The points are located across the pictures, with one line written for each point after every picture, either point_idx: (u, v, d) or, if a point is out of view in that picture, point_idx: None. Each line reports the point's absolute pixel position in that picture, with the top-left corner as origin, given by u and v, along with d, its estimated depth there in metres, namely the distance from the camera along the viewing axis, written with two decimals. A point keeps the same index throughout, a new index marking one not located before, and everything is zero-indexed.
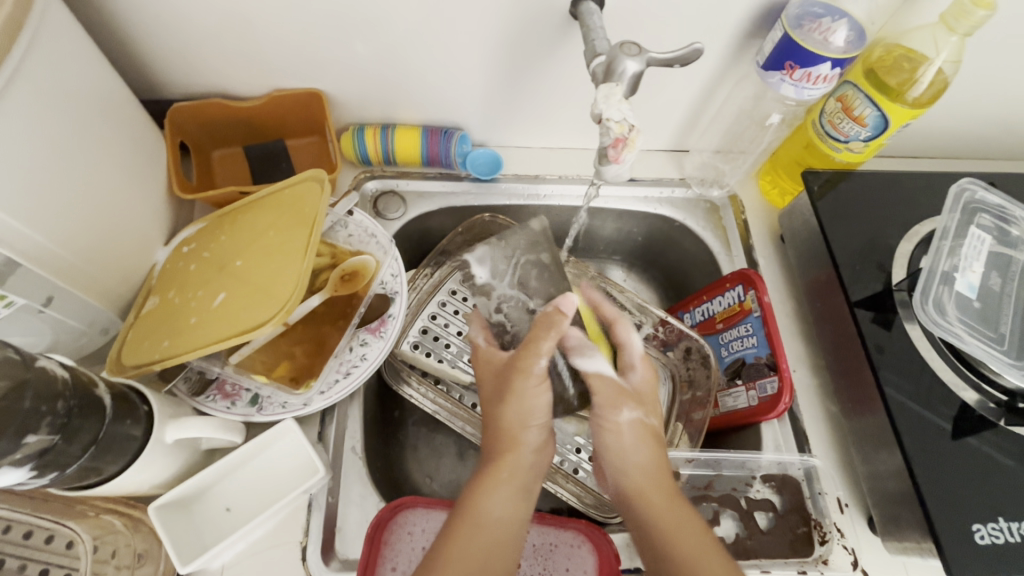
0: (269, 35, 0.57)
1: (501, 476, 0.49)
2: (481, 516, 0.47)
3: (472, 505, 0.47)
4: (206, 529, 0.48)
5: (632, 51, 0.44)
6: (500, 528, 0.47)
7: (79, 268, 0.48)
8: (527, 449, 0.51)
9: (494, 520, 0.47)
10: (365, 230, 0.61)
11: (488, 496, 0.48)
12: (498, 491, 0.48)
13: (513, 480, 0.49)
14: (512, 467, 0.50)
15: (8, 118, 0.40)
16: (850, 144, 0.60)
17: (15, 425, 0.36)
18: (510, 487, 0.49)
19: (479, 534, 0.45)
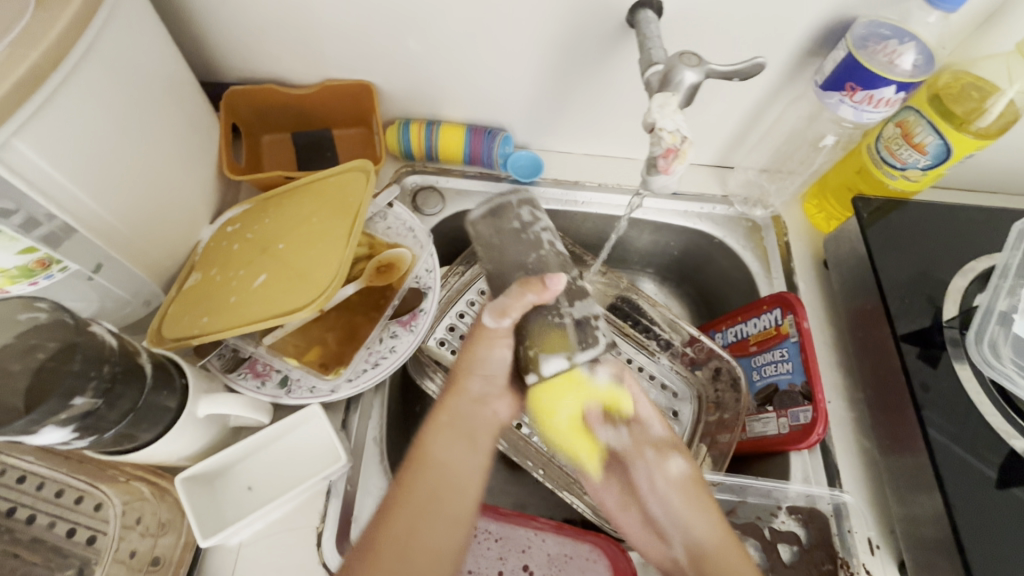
0: (326, 26, 0.58)
1: (440, 422, 0.47)
2: (428, 463, 0.44)
3: (421, 450, 0.45)
4: (227, 506, 0.49)
5: (692, 62, 0.43)
6: (450, 473, 0.44)
7: (128, 239, 0.49)
8: (471, 393, 0.49)
9: (442, 469, 0.44)
10: (402, 223, 0.61)
11: (439, 446, 0.46)
12: (443, 436, 0.46)
13: (458, 430, 0.47)
14: (459, 423, 0.48)
15: (80, 89, 0.41)
16: (907, 172, 0.58)
17: (63, 387, 0.39)
18: (455, 436, 0.47)
19: (433, 481, 0.43)
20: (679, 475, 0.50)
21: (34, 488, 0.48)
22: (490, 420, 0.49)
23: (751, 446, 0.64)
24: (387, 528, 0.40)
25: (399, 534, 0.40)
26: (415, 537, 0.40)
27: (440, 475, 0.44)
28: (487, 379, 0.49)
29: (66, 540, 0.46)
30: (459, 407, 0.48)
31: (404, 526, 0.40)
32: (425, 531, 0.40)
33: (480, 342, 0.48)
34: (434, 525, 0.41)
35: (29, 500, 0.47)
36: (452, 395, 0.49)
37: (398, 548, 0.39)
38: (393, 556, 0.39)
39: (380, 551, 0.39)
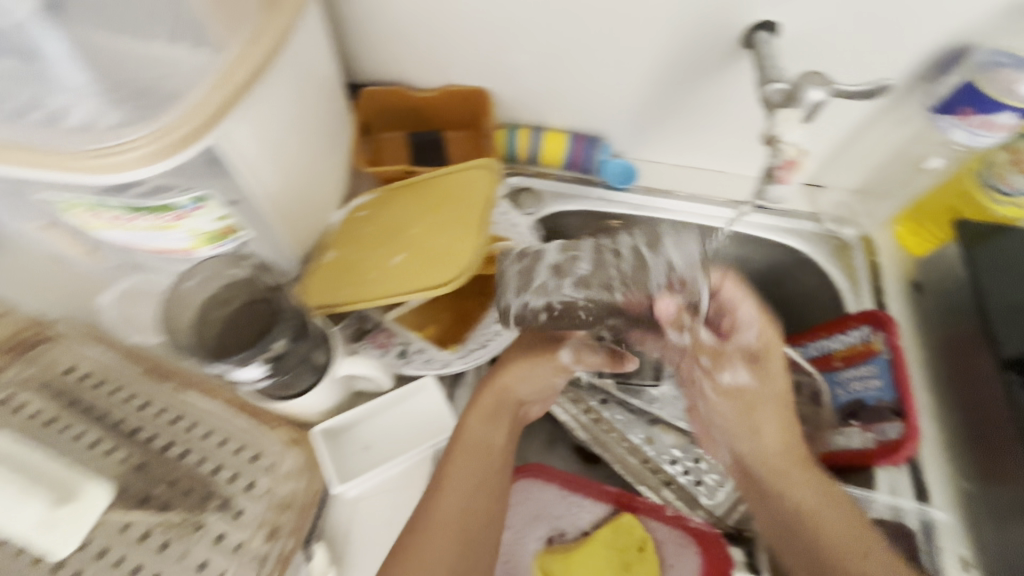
0: (459, 36, 0.64)
1: (479, 409, 0.55)
2: (467, 446, 0.53)
3: (461, 435, 0.53)
4: (349, 461, 0.54)
5: (819, 81, 0.45)
6: (482, 450, 0.53)
7: (287, 215, 0.55)
8: (516, 394, 0.58)
9: (478, 448, 0.53)
10: (508, 220, 0.67)
11: (474, 428, 0.54)
12: (481, 421, 0.55)
13: (498, 416, 0.56)
14: (499, 407, 0.56)
15: (281, 82, 0.48)
16: (1015, 197, 0.60)
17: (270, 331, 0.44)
18: (489, 419, 0.55)
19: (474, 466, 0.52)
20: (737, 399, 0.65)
21: (185, 429, 0.54)
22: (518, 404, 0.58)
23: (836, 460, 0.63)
24: (441, 500, 0.50)
25: (449, 506, 0.50)
26: (460, 505, 0.50)
27: (474, 454, 0.53)
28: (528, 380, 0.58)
29: (211, 477, 0.52)
30: (499, 401, 0.56)
31: (453, 501, 0.50)
32: (468, 502, 0.51)
33: (544, 360, 0.58)
34: (472, 498, 0.51)
35: (181, 439, 0.54)
36: (496, 383, 0.57)
37: (446, 515, 0.49)
38: (442, 523, 0.49)
39: (434, 516, 0.49)
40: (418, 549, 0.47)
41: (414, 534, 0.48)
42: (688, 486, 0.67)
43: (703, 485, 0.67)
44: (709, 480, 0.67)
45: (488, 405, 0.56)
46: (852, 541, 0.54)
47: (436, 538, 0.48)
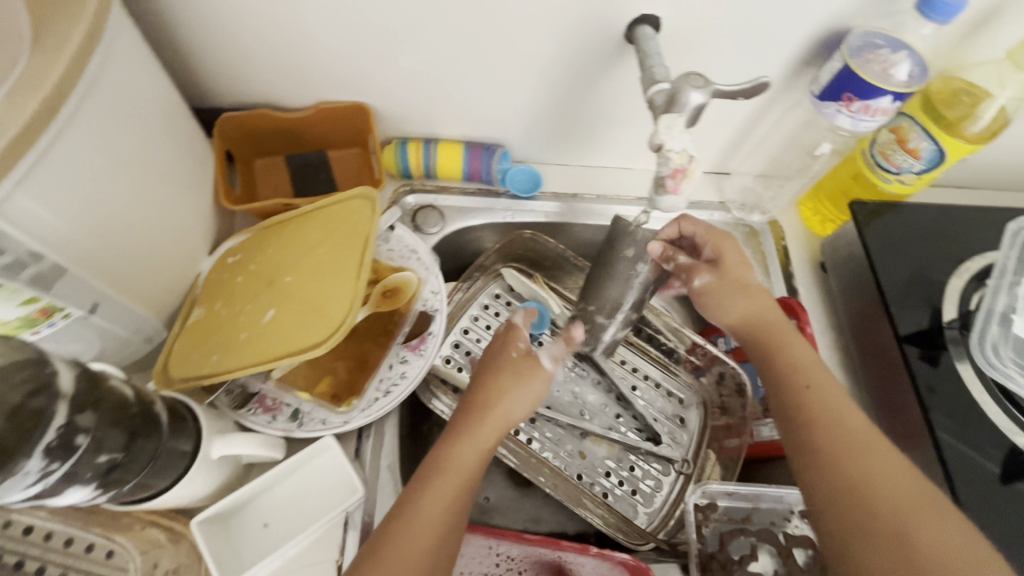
0: (321, 48, 0.57)
1: (474, 434, 0.47)
2: (457, 473, 0.46)
3: (451, 458, 0.46)
4: (245, 544, 0.48)
5: (698, 83, 0.43)
6: (465, 481, 0.46)
7: (127, 276, 0.48)
8: (510, 414, 0.49)
9: (463, 479, 0.46)
10: (406, 246, 0.61)
11: (468, 457, 0.47)
12: (473, 448, 0.47)
13: (488, 444, 0.48)
14: (489, 439, 0.48)
15: (83, 127, 0.41)
16: (901, 176, 0.59)
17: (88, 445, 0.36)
18: (482, 449, 0.47)
19: (449, 494, 0.45)
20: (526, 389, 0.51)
21: (40, 539, 0.44)
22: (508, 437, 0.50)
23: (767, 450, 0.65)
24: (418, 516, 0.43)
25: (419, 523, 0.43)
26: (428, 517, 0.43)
27: (457, 481, 0.46)
28: (521, 405, 0.50)
29: None
30: (493, 426, 0.48)
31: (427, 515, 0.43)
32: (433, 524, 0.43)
33: (527, 375, 0.51)
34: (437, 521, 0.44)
35: (36, 552, 0.43)
36: (489, 413, 0.49)
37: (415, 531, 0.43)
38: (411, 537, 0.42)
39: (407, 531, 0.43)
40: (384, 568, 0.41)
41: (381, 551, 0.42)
42: (624, 498, 0.65)
43: (639, 494, 0.66)
44: (644, 488, 0.66)
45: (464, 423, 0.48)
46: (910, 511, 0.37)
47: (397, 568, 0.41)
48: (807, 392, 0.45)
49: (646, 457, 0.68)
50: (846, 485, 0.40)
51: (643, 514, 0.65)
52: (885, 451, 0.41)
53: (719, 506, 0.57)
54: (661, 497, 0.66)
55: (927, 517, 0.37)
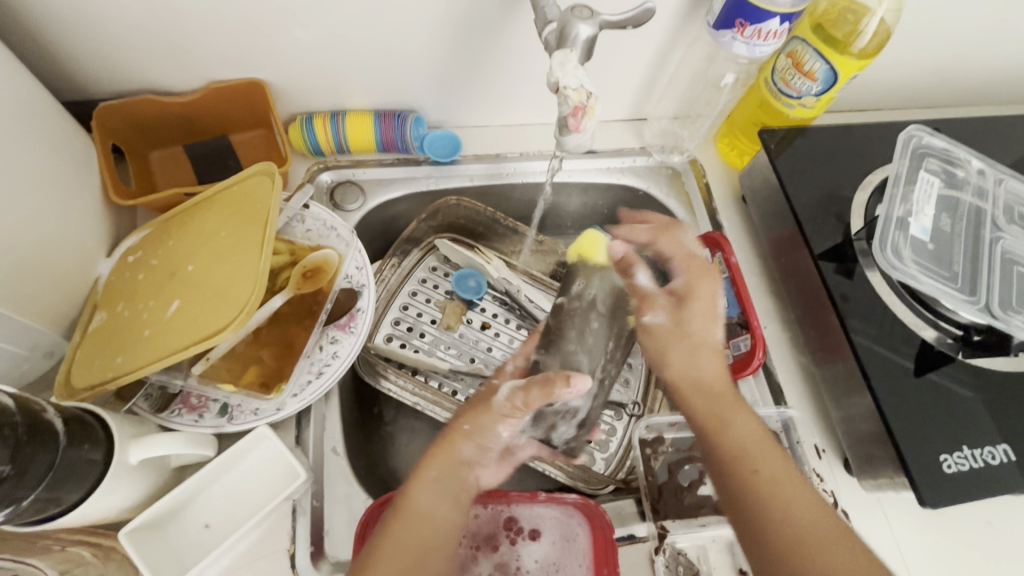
0: (202, 24, 0.54)
1: (433, 477, 0.48)
2: (419, 519, 0.45)
3: (409, 502, 0.46)
4: (182, 551, 0.45)
5: (584, 15, 0.44)
6: (431, 528, 0.45)
7: (13, 289, 0.44)
8: (463, 453, 0.50)
9: (430, 525, 0.45)
10: (323, 223, 0.58)
11: (430, 502, 0.46)
12: (431, 488, 0.47)
13: (447, 487, 0.48)
14: (449, 480, 0.48)
15: None
16: (803, 100, 0.61)
17: None
18: (442, 491, 0.47)
19: (413, 539, 0.44)
20: (500, 433, 0.51)
21: None
22: (474, 484, 0.50)
23: None
24: (720, 435, 0.49)
25: (796, 512, 0.44)
26: (766, 460, 0.47)
27: (421, 528, 0.45)
28: (483, 450, 0.51)
29: None
30: (453, 468, 0.49)
31: (773, 457, 0.47)
32: (801, 493, 0.45)
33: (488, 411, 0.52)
34: (783, 462, 0.47)
35: None
36: (444, 453, 0.49)
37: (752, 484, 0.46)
38: (780, 525, 0.43)
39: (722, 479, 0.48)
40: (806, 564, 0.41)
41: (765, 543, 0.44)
42: (582, 447, 0.65)
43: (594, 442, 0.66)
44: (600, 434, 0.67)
45: (691, 391, 0.53)
46: (829, 526, 0.43)
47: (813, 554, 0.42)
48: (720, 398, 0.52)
49: None
50: (774, 522, 0.44)
51: (600, 460, 0.65)
52: (776, 454, 0.48)
53: (665, 439, 0.58)
54: (617, 440, 0.66)
55: (801, 488, 0.45)
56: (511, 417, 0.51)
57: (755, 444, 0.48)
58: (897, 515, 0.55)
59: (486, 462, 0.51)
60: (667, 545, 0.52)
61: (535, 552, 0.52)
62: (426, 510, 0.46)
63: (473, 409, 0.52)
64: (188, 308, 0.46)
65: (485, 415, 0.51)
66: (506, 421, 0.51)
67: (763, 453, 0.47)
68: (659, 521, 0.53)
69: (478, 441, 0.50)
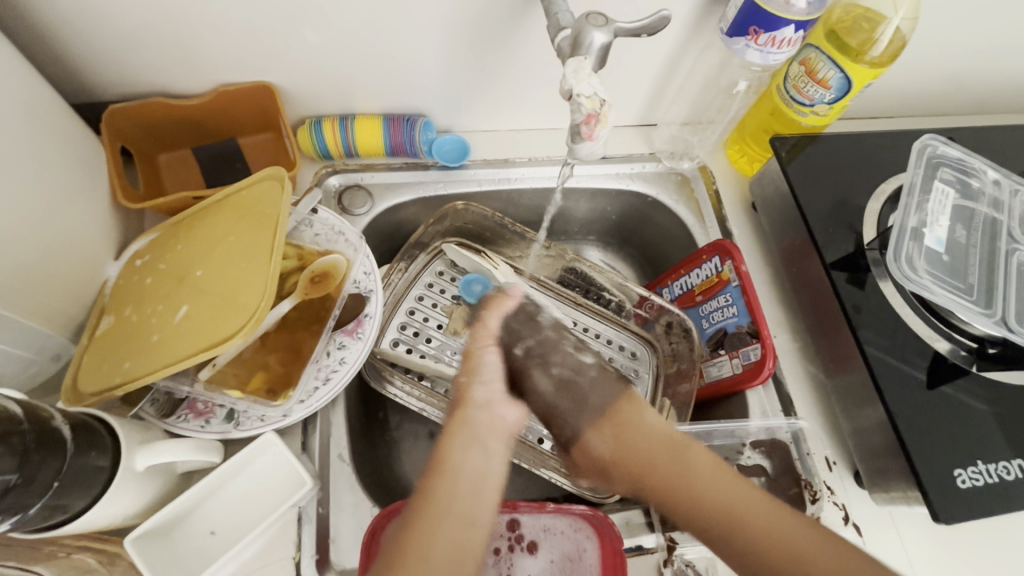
0: (213, 27, 0.53)
1: (456, 431, 0.44)
2: (461, 476, 0.41)
3: (441, 461, 0.42)
4: (190, 556, 0.45)
5: (598, 22, 0.43)
6: (475, 481, 0.41)
7: (22, 292, 0.44)
8: (480, 399, 0.46)
9: (471, 485, 0.41)
10: (331, 227, 0.58)
11: (459, 455, 0.42)
12: (463, 445, 0.43)
13: (478, 440, 0.43)
14: (471, 429, 0.44)
15: None
16: (815, 107, 0.60)
17: None
18: (468, 442, 0.43)
19: (453, 496, 0.40)
20: (495, 368, 0.48)
21: None
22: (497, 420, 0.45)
23: (717, 389, 0.64)
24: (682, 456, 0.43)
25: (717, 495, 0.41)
26: (699, 459, 0.43)
27: (459, 483, 0.41)
28: (490, 385, 0.47)
29: None
30: (479, 416, 0.45)
31: (715, 478, 0.42)
32: (726, 481, 0.42)
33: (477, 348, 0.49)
34: (727, 473, 0.42)
35: None
36: (463, 406, 0.45)
37: (708, 492, 0.41)
38: (739, 526, 0.40)
39: (670, 498, 0.42)
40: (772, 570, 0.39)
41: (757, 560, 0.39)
42: None
43: None
44: None
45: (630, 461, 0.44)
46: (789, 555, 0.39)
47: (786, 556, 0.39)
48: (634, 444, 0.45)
49: None
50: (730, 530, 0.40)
51: None
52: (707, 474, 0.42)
53: None
54: None
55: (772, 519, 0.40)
56: (491, 344, 0.49)
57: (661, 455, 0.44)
58: (908, 530, 0.54)
59: (504, 404, 0.46)
60: (676, 557, 0.52)
61: (529, 565, 0.52)
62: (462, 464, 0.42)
63: (473, 349, 0.49)
64: (195, 314, 0.46)
65: (486, 363, 0.48)
66: (496, 351, 0.49)
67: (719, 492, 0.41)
68: (669, 533, 0.53)
69: (493, 380, 0.47)
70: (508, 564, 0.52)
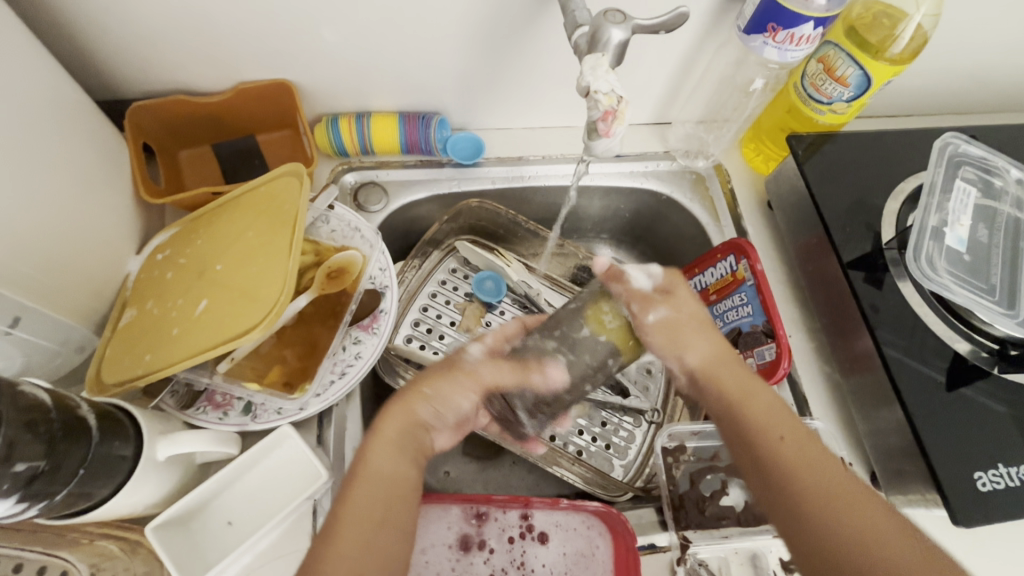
0: (235, 25, 0.54)
1: (387, 436, 0.43)
2: (372, 477, 0.41)
3: (364, 462, 0.41)
4: (209, 545, 0.46)
5: (617, 20, 0.44)
6: (395, 487, 0.41)
7: (48, 285, 0.45)
8: (425, 399, 0.45)
9: (385, 485, 0.41)
10: (347, 224, 0.59)
11: (381, 458, 0.42)
12: (388, 447, 0.42)
13: (403, 444, 0.43)
14: (410, 427, 0.44)
15: None
16: (833, 105, 0.60)
17: (11, 450, 0.33)
18: (398, 447, 0.42)
19: (363, 495, 0.40)
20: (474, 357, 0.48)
21: None
22: (419, 397, 0.45)
23: None
24: (747, 410, 0.45)
25: (811, 475, 0.42)
26: (775, 427, 0.44)
27: (376, 488, 0.40)
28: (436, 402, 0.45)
29: None
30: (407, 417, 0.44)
31: (820, 467, 0.42)
32: (825, 461, 0.42)
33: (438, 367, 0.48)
34: (810, 443, 0.43)
35: None
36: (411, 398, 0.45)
37: (797, 470, 0.42)
38: (807, 495, 0.41)
39: (744, 468, 0.45)
40: (856, 552, 0.38)
41: (833, 557, 0.39)
42: (599, 453, 0.65)
43: (612, 447, 0.66)
44: (618, 441, 0.66)
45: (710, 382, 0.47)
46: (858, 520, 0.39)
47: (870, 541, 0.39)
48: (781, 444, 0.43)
49: (617, 411, 0.67)
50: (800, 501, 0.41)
51: (619, 467, 0.65)
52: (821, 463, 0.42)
53: (687, 447, 0.57)
54: (635, 449, 0.66)
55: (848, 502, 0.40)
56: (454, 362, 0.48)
57: (775, 423, 0.44)
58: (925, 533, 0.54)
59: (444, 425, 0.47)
60: (689, 556, 0.51)
61: (543, 556, 0.52)
62: (376, 469, 0.41)
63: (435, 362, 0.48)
64: (216, 307, 0.47)
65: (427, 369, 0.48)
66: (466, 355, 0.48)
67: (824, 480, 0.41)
68: (681, 532, 0.53)
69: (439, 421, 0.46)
70: (521, 552, 0.52)
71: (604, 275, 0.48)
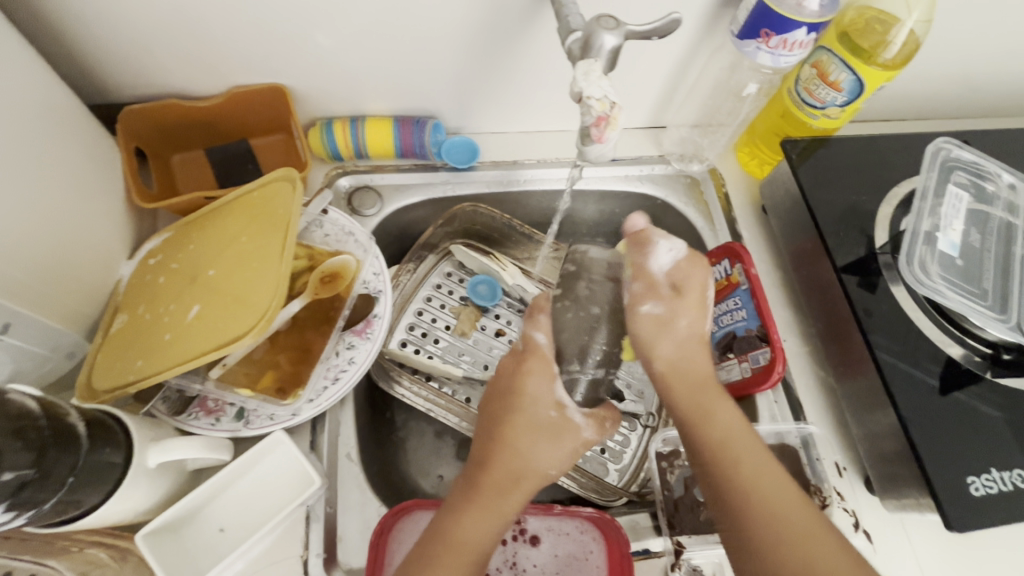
0: (229, 29, 0.54)
1: (482, 505, 0.45)
2: (465, 551, 0.43)
3: (457, 534, 0.44)
4: (200, 552, 0.45)
5: (610, 25, 0.44)
6: (482, 555, 0.44)
7: (39, 290, 0.45)
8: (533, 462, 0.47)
9: (473, 552, 0.44)
10: (341, 228, 0.58)
11: (475, 529, 0.44)
12: (483, 520, 0.45)
13: (498, 514, 0.45)
14: (501, 483, 0.46)
15: None
16: (827, 110, 0.60)
17: None
18: (492, 519, 0.45)
19: (456, 569, 0.42)
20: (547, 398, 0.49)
21: None
22: (538, 474, 0.47)
23: None
24: (708, 424, 0.48)
25: (754, 471, 0.45)
26: (732, 440, 0.47)
27: (471, 560, 0.43)
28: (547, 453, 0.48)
29: None
30: (510, 477, 0.46)
31: (759, 463, 0.46)
32: (763, 458, 0.46)
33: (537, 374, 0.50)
34: (769, 463, 0.46)
35: None
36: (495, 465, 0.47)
37: (759, 489, 0.44)
38: (737, 483, 0.45)
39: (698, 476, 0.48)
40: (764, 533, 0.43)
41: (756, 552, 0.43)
42: (594, 458, 0.65)
43: (607, 452, 0.65)
44: (613, 445, 0.66)
45: (675, 385, 0.50)
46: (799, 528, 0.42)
47: (797, 549, 0.42)
48: (734, 467, 0.46)
49: None
50: (745, 507, 0.44)
51: (613, 471, 0.64)
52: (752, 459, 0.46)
53: (682, 452, 0.57)
54: (630, 453, 0.66)
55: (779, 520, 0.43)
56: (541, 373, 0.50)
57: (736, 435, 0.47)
58: (919, 537, 0.54)
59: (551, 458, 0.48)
60: (683, 561, 0.52)
61: (535, 556, 0.52)
62: (474, 541, 0.44)
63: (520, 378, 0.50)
64: (208, 313, 0.47)
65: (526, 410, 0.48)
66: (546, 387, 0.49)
67: (763, 485, 0.45)
68: (675, 537, 0.52)
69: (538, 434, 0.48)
70: (513, 553, 0.52)
71: (633, 231, 0.54)
